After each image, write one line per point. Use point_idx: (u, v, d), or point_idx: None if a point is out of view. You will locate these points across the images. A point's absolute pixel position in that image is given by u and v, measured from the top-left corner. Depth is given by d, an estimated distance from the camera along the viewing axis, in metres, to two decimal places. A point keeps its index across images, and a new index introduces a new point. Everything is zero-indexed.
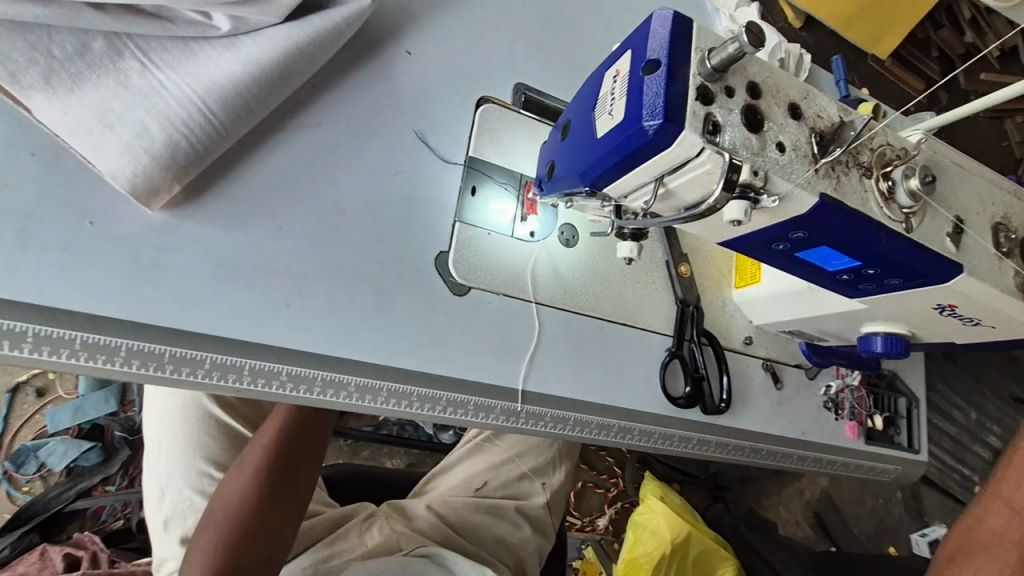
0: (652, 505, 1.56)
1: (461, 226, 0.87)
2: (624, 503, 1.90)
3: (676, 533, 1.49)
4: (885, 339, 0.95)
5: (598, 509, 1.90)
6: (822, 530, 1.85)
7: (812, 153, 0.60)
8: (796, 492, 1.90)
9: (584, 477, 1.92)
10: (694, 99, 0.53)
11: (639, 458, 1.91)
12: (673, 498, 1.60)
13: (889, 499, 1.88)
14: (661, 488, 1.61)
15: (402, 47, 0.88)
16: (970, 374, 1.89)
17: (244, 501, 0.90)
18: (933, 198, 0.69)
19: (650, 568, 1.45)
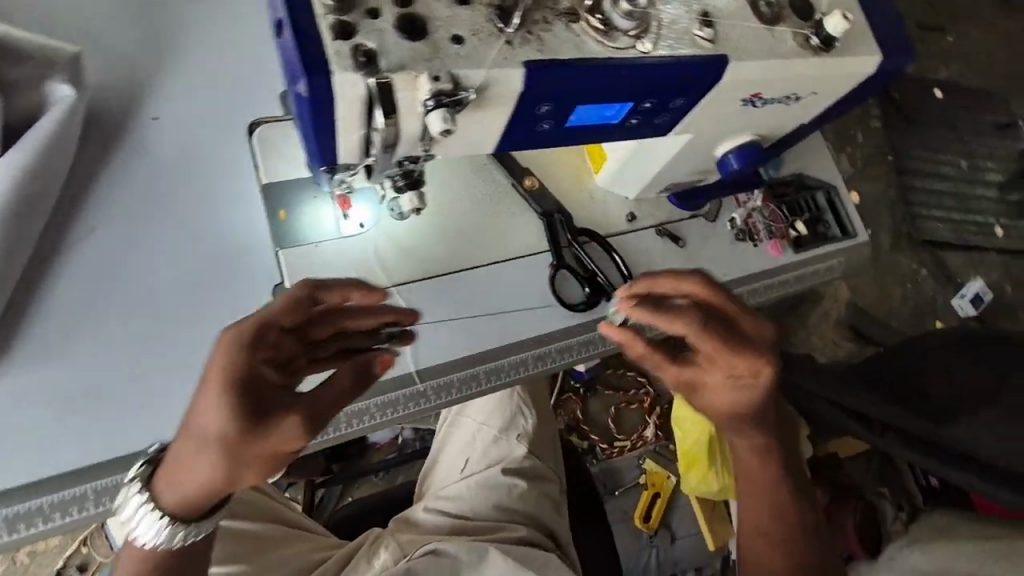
0: None
1: (284, 253, 0.85)
2: (662, 406, 1.77)
3: None
4: (737, 155, 0.92)
5: (641, 423, 1.79)
6: (862, 341, 1.79)
7: (496, 28, 0.57)
8: (823, 316, 1.80)
9: (615, 400, 1.80)
10: (333, 41, 0.51)
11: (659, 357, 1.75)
12: None
13: (916, 280, 1.80)
14: None
15: (145, 114, 0.86)
16: (940, 126, 1.88)
17: None
18: (662, 7, 0.66)
19: (705, 453, 1.45)
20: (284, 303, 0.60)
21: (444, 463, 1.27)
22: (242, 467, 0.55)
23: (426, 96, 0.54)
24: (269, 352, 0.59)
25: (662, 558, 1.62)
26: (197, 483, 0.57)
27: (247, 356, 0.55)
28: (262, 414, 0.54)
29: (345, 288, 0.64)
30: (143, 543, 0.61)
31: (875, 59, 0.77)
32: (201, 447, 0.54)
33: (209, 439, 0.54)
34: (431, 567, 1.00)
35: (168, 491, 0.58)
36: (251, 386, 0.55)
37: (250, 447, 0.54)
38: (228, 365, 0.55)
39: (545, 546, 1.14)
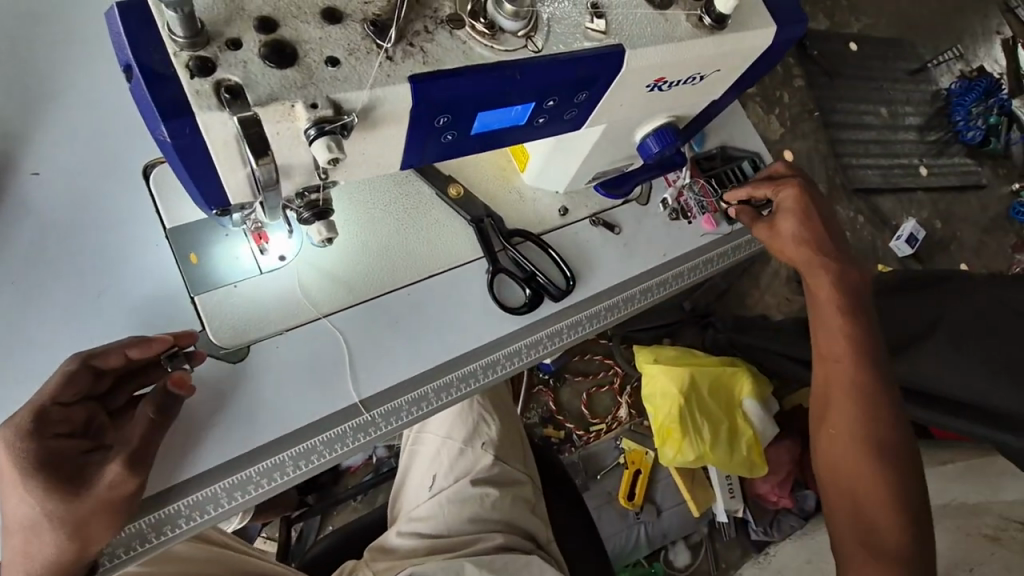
0: (650, 371, 1.55)
1: (202, 299, 0.81)
2: (632, 385, 1.78)
3: (681, 382, 1.50)
4: (655, 138, 0.92)
5: (613, 405, 1.79)
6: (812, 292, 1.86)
7: (374, 44, 0.54)
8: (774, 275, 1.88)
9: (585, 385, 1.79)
10: (190, 80, 0.47)
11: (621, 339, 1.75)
12: (667, 352, 1.58)
13: (855, 227, 1.81)
14: (652, 350, 1.59)
15: (23, 169, 0.81)
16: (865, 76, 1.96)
17: None
18: (547, 3, 0.64)
19: (678, 425, 1.47)
20: (63, 382, 0.68)
21: (413, 482, 1.25)
22: (92, 522, 0.66)
23: (306, 125, 0.50)
24: (59, 428, 0.67)
25: (651, 534, 1.64)
26: (38, 566, 0.65)
27: (28, 447, 0.64)
28: (71, 483, 0.65)
29: (125, 345, 0.71)
30: None
31: (768, 31, 0.78)
32: (35, 527, 0.64)
33: (22, 525, 0.64)
34: None
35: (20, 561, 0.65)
36: (42, 467, 0.64)
37: (85, 505, 0.65)
38: (13, 454, 0.64)
39: (524, 548, 1.14)
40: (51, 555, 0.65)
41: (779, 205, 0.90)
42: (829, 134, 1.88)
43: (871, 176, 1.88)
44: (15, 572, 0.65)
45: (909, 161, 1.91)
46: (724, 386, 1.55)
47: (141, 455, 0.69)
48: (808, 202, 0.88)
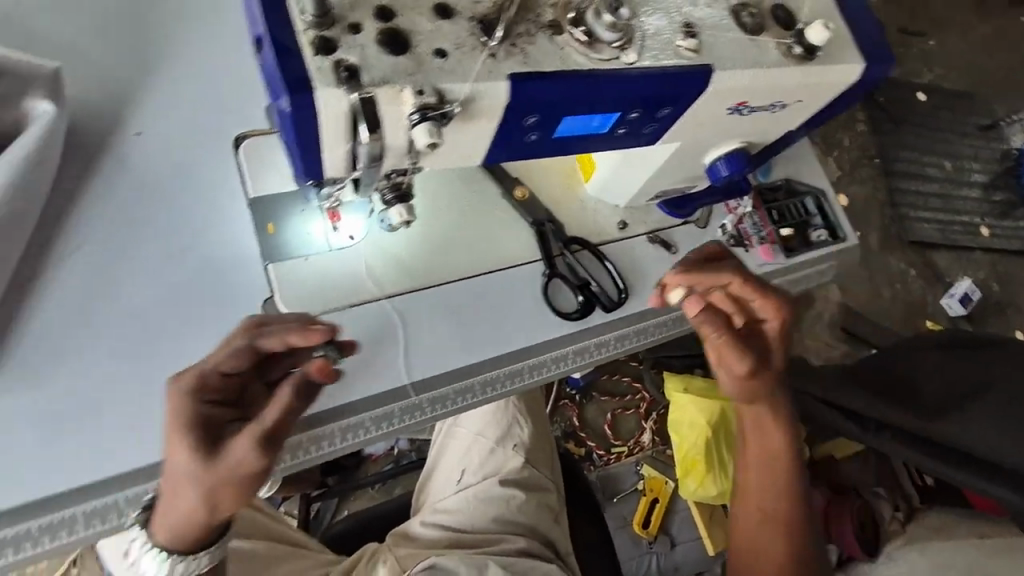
0: (679, 401, 1.51)
1: (274, 266, 0.85)
2: (658, 411, 1.77)
3: (710, 416, 1.47)
4: (725, 162, 0.93)
5: (637, 429, 1.78)
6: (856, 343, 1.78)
7: (479, 42, 0.57)
8: None
9: (610, 406, 1.78)
10: (314, 58, 0.51)
11: (651, 361, 1.73)
12: (697, 383, 1.53)
13: (906, 280, 1.79)
14: (682, 378, 1.54)
15: (128, 129, 0.85)
16: (931, 127, 1.91)
17: None
18: (644, 18, 0.66)
19: (704, 458, 1.47)
20: (226, 352, 0.65)
21: (441, 475, 1.27)
22: (213, 499, 0.59)
23: (409, 111, 0.53)
24: (211, 394, 0.64)
25: (662, 565, 1.60)
26: (173, 528, 0.62)
27: (191, 401, 0.62)
28: (209, 451, 0.59)
29: (285, 330, 0.66)
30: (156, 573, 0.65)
31: (857, 66, 0.77)
32: (168, 495, 0.61)
33: (172, 477, 0.60)
34: None
35: (159, 525, 0.63)
36: (196, 426, 0.60)
37: (213, 477, 0.58)
38: (180, 404, 0.61)
39: (544, 557, 1.14)
40: (182, 522, 0.61)
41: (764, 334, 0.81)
42: (888, 183, 1.85)
43: (929, 229, 1.82)
44: (159, 532, 0.63)
45: (969, 220, 1.84)
46: None
47: (268, 437, 0.59)
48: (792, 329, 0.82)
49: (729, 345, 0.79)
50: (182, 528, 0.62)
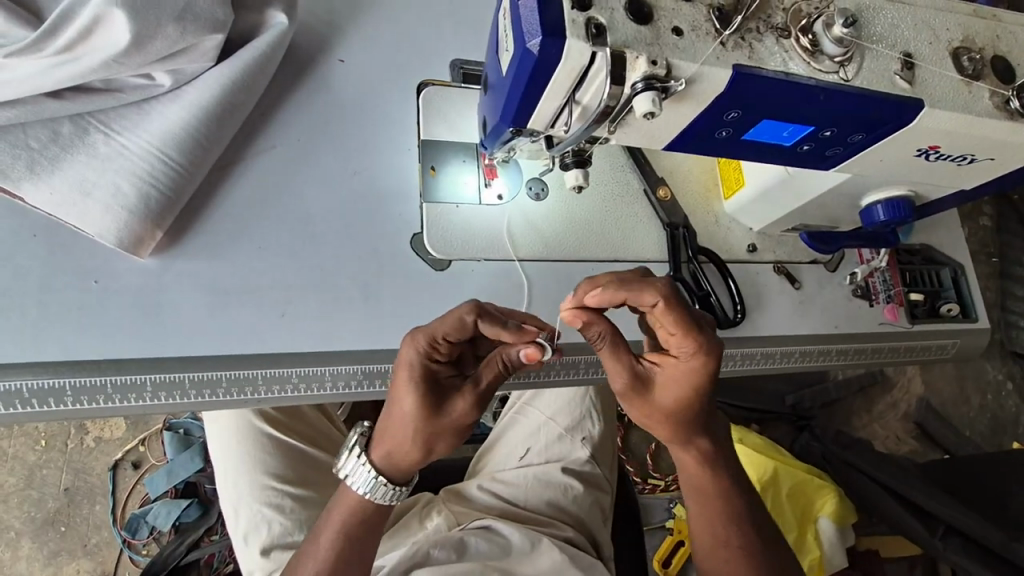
0: None
1: (429, 206, 0.90)
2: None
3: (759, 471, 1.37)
4: (886, 207, 0.90)
5: None
6: (927, 440, 1.70)
7: (713, 29, 0.59)
8: (890, 407, 1.73)
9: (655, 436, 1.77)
10: (570, 10, 0.54)
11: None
12: (752, 439, 1.48)
13: (1000, 393, 1.75)
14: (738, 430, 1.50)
15: (335, 55, 0.93)
16: None
17: (349, 558, 0.75)
18: (868, 42, 0.66)
19: None
20: (449, 321, 0.68)
21: (505, 446, 1.28)
22: (432, 441, 0.71)
23: (638, 77, 0.56)
24: (429, 352, 0.70)
25: None
26: (388, 452, 0.73)
27: (422, 361, 0.69)
28: (437, 406, 0.69)
29: (504, 313, 0.69)
30: (355, 488, 0.75)
31: None
32: (391, 430, 0.71)
33: (401, 420, 0.70)
34: (483, 542, 1.04)
35: (379, 451, 0.73)
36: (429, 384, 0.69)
37: (436, 427, 0.69)
38: (410, 362, 0.69)
39: (589, 551, 1.14)
40: (402, 454, 0.72)
41: (672, 376, 0.70)
42: (1002, 286, 1.79)
43: None
44: (375, 456, 0.74)
45: None
46: (801, 497, 1.37)
47: (481, 400, 0.70)
48: (712, 382, 0.69)
49: (616, 360, 0.70)
50: (398, 459, 0.73)
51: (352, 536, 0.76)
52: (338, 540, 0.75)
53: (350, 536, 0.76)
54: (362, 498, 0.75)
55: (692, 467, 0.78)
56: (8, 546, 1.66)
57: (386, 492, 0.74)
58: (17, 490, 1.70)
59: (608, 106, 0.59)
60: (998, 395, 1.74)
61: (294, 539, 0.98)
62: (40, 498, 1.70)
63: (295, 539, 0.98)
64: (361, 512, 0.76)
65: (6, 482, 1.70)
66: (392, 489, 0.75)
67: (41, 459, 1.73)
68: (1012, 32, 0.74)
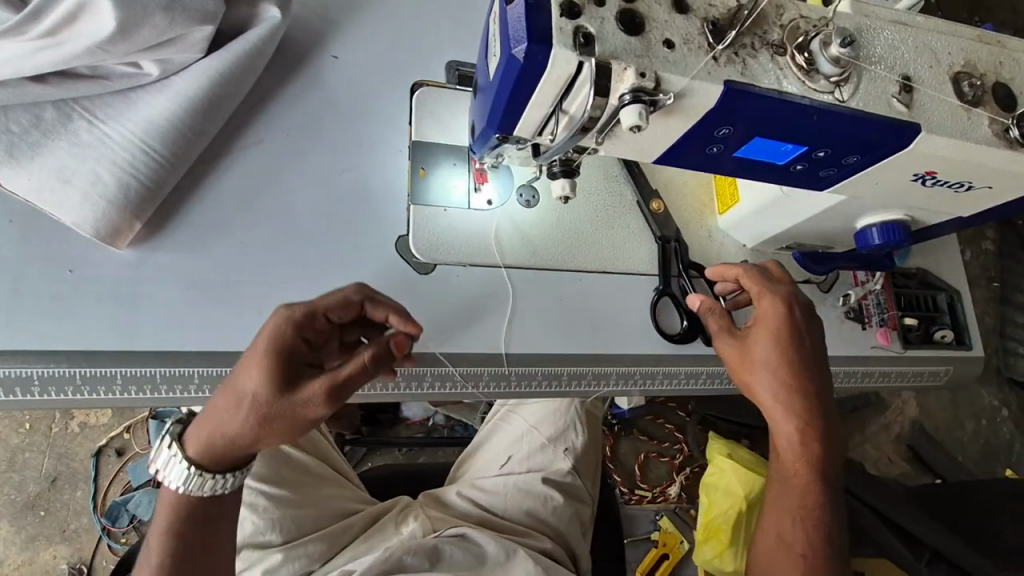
0: (719, 464, 1.38)
1: (416, 208, 0.89)
2: (692, 468, 1.71)
3: (751, 489, 1.32)
4: (880, 230, 0.89)
5: (667, 479, 1.72)
6: (922, 464, 1.68)
7: (706, 43, 0.58)
8: (883, 428, 1.72)
9: (644, 447, 1.75)
10: (559, 17, 0.53)
11: (699, 418, 1.73)
12: (742, 454, 1.41)
13: (993, 420, 1.73)
14: (727, 445, 1.43)
15: (329, 51, 0.92)
16: None
17: (178, 557, 0.71)
18: (866, 62, 0.65)
19: (730, 529, 1.30)
20: (336, 299, 0.69)
21: (487, 453, 1.26)
22: (262, 429, 0.65)
23: (625, 89, 0.55)
24: (302, 333, 0.68)
25: None
26: (217, 436, 0.68)
27: (290, 335, 0.66)
28: (280, 391, 0.64)
29: (397, 312, 0.72)
30: (170, 485, 0.71)
31: None
32: (223, 404, 0.66)
33: (238, 398, 0.65)
34: (458, 550, 1.02)
35: (201, 433, 0.69)
36: (283, 364, 0.65)
37: (276, 412, 0.63)
38: (273, 334, 0.66)
39: (565, 564, 1.13)
40: (224, 436, 0.67)
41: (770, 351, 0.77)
42: (1000, 312, 1.77)
43: None
44: (195, 434, 0.70)
45: None
46: None
47: (335, 390, 0.63)
48: (791, 330, 0.77)
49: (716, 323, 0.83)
50: (215, 445, 0.68)
51: (184, 533, 0.71)
52: (167, 543, 0.70)
53: (182, 532, 0.71)
54: (183, 495, 0.71)
55: (785, 448, 0.76)
56: None
57: (208, 482, 0.71)
58: None
59: (595, 115, 0.57)
60: (991, 423, 1.72)
61: (266, 539, 0.98)
62: (22, 481, 1.69)
63: (268, 538, 0.98)
64: (184, 507, 0.72)
65: None
66: (217, 478, 0.70)
67: (24, 443, 1.72)
68: (1015, 58, 0.73)
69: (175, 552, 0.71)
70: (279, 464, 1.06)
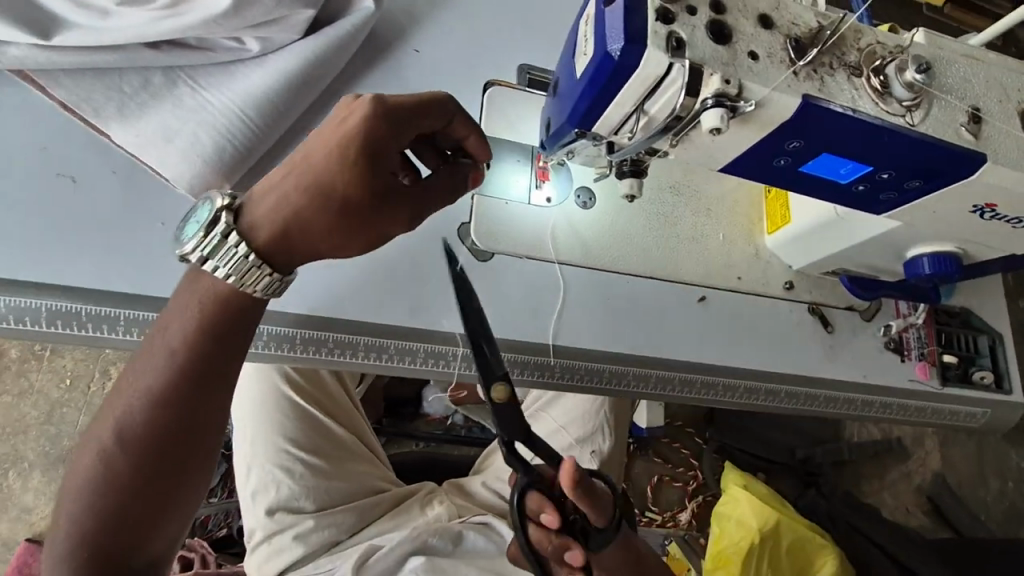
0: (733, 494, 1.38)
1: (479, 198, 0.93)
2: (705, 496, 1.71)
3: (764, 522, 1.31)
4: (932, 260, 0.90)
5: (678, 504, 1.72)
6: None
7: (788, 58, 0.61)
8: None
9: (659, 470, 1.75)
10: (654, 21, 0.57)
11: (716, 446, 1.72)
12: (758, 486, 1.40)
13: None
14: (744, 476, 1.41)
15: (410, 46, 0.98)
16: None
17: (158, 417, 0.59)
18: (938, 91, 0.67)
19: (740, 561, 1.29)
20: (432, 113, 0.62)
21: None
22: (345, 232, 0.60)
23: (710, 93, 0.58)
24: (396, 135, 0.59)
25: None
26: (286, 233, 0.59)
27: (383, 131, 0.58)
28: (380, 201, 0.59)
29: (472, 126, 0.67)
30: (216, 273, 0.59)
31: None
32: (306, 208, 0.58)
33: (325, 194, 0.58)
34: (481, 538, 1.04)
35: (266, 234, 0.59)
36: (382, 164, 0.58)
37: (364, 220, 0.59)
38: (368, 121, 0.57)
39: None
40: (301, 234, 0.59)
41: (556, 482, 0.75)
42: None
43: None
44: (255, 222, 0.60)
45: None
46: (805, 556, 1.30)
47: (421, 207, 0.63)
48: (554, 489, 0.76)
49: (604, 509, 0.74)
50: (290, 241, 0.60)
51: (184, 374, 0.59)
52: (167, 375, 0.59)
53: (178, 377, 0.59)
54: (231, 293, 0.61)
55: None
56: (19, 475, 1.71)
57: (257, 281, 0.60)
58: (36, 424, 1.75)
59: (679, 115, 0.61)
60: None
61: (300, 505, 1.02)
62: (56, 434, 1.75)
63: (301, 505, 1.02)
64: (216, 310, 0.61)
65: (27, 414, 1.76)
66: (271, 280, 0.61)
67: (62, 397, 1.78)
68: None
69: (160, 405, 0.59)
70: (317, 435, 1.09)
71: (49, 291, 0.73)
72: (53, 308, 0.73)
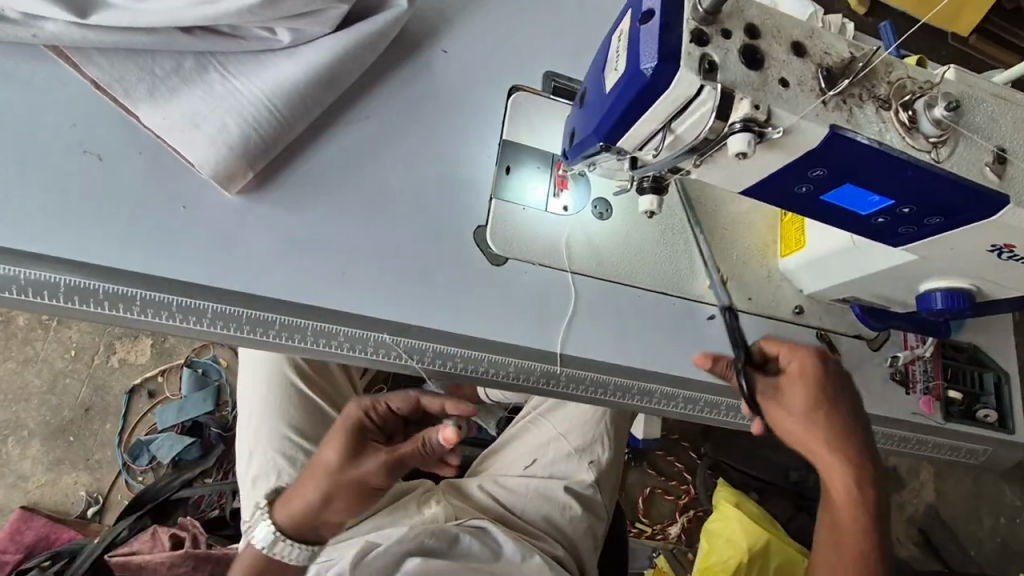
0: (724, 512, 1.38)
1: (497, 202, 0.94)
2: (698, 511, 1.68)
3: (753, 541, 1.31)
4: (945, 295, 0.90)
5: (670, 516, 1.69)
6: (931, 551, 1.62)
7: (817, 87, 0.61)
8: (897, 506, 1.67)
9: (652, 483, 1.71)
10: (688, 42, 0.57)
11: (710, 462, 1.70)
12: (749, 505, 1.41)
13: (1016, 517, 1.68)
14: (734, 494, 1.43)
15: (439, 46, 0.98)
16: None
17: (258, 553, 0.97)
18: (966, 129, 0.67)
19: None
20: (398, 397, 0.92)
21: (511, 452, 1.29)
22: (336, 492, 0.90)
23: (739, 117, 0.58)
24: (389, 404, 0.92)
25: None
26: (299, 514, 0.92)
27: (359, 419, 0.91)
28: (353, 460, 0.90)
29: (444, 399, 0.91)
30: (258, 545, 0.94)
31: None
32: (304, 478, 0.91)
33: (320, 468, 0.90)
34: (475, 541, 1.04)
35: (282, 513, 0.94)
36: (358, 444, 0.90)
37: (344, 478, 0.89)
38: (351, 418, 0.91)
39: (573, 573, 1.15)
40: (304, 514, 0.92)
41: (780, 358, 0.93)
42: None
43: None
44: (277, 508, 0.94)
45: None
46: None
47: (392, 465, 0.89)
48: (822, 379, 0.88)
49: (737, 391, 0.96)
50: (301, 509, 0.92)
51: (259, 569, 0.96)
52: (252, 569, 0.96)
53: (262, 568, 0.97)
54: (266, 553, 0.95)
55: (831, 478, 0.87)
56: (19, 443, 1.72)
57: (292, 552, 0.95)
58: (39, 392, 1.77)
59: (707, 137, 0.61)
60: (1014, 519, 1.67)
61: None
62: (58, 405, 1.76)
63: None
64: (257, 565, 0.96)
65: (30, 383, 1.77)
66: (301, 550, 0.96)
67: (67, 368, 1.79)
68: None
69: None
70: (320, 425, 1.10)
71: (71, 267, 0.74)
72: (72, 284, 0.74)
